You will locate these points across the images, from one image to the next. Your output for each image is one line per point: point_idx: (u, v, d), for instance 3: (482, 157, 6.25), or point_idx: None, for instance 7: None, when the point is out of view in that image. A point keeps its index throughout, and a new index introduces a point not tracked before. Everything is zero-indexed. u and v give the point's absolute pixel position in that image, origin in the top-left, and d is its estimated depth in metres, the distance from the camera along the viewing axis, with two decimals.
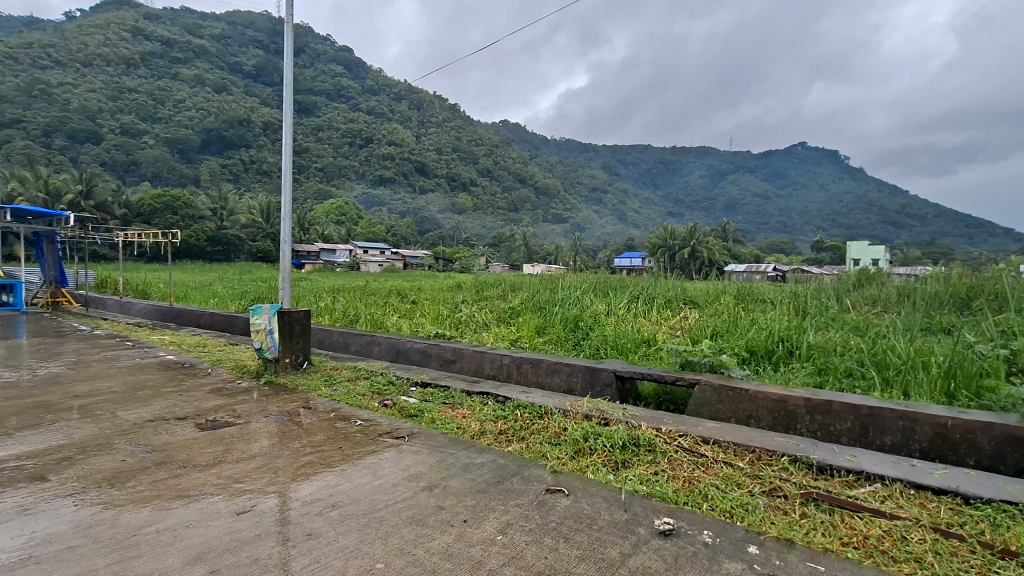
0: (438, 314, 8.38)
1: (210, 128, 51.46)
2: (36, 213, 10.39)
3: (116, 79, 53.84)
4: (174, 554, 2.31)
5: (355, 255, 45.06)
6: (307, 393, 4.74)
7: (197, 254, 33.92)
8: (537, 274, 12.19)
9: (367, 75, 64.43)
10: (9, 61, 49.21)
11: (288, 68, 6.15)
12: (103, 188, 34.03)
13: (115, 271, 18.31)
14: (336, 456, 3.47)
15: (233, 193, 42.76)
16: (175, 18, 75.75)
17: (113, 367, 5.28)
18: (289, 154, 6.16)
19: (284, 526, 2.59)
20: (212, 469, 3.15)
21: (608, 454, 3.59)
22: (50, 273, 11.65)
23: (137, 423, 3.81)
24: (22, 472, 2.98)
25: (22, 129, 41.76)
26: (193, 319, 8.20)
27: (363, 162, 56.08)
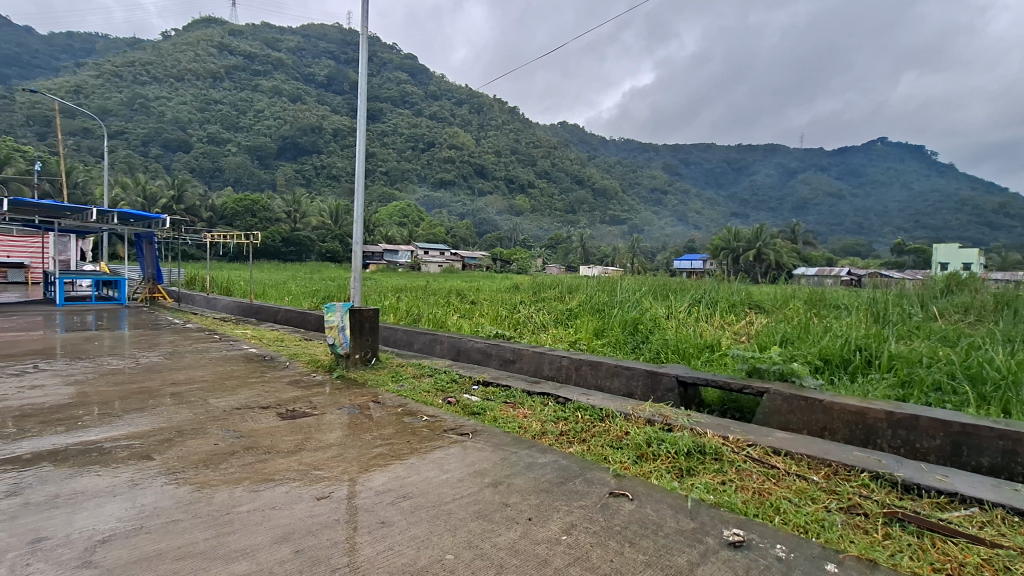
0: (496, 314, 8.50)
1: (286, 135, 54.66)
2: (138, 216, 11.38)
3: (205, 92, 58.29)
4: (263, 532, 2.48)
5: (416, 256, 46.44)
6: (376, 388, 4.96)
7: (273, 253, 36.10)
8: (598, 276, 12.08)
9: (430, 82, 66.21)
10: (115, 78, 54.45)
11: (363, 77, 6.41)
12: (192, 194, 36.94)
13: (202, 269, 19.81)
14: (404, 448, 3.62)
15: (305, 196, 45.18)
16: (255, 33, 80.83)
17: (203, 358, 5.76)
18: (362, 159, 6.40)
19: (357, 514, 2.72)
20: (294, 456, 3.37)
21: (671, 460, 3.53)
22: (148, 270, 12.77)
23: (226, 410, 4.13)
24: (131, 450, 3.31)
25: (125, 140, 46.09)
26: (271, 314, 8.76)
27: (425, 165, 57.65)
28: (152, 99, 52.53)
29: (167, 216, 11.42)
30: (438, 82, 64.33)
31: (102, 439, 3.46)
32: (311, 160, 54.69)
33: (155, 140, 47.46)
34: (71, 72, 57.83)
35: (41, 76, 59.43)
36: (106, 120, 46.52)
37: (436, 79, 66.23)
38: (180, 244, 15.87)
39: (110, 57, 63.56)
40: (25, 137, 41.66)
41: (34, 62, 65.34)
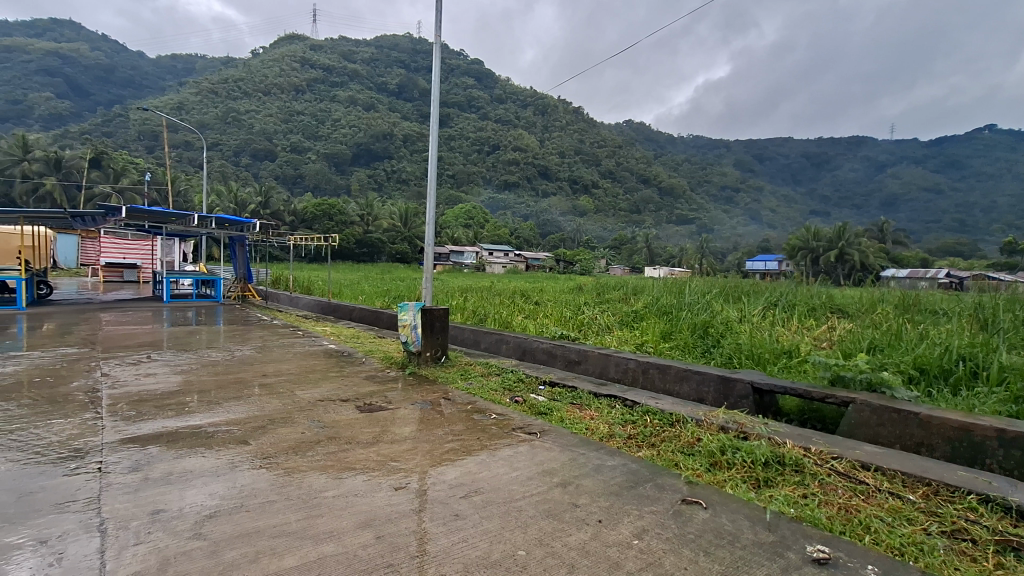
0: (561, 315, 8.51)
1: (360, 142, 57.33)
2: (232, 221, 12.34)
3: (288, 104, 62.33)
4: (348, 517, 2.65)
5: (481, 257, 47.40)
6: (446, 385, 5.11)
7: (347, 255, 37.89)
8: (666, 278, 11.73)
9: (495, 85, 67.14)
10: (212, 95, 59.48)
11: (436, 85, 6.63)
12: (277, 200, 39.65)
13: (286, 271, 21.25)
14: (475, 444, 3.72)
15: (377, 200, 47.21)
16: (334, 46, 85.18)
17: (290, 352, 6.20)
18: (435, 163, 6.69)
19: (430, 506, 2.82)
20: (373, 447, 3.56)
21: (747, 470, 3.38)
22: (241, 270, 13.88)
23: (311, 401, 4.42)
24: (231, 435, 3.61)
25: (219, 151, 50.15)
26: (347, 313, 9.28)
27: (490, 168, 58.77)
28: (243, 112, 56.89)
29: (257, 222, 12.33)
30: (504, 87, 65.13)
31: (206, 423, 3.81)
32: (382, 165, 56.84)
33: (244, 150, 51.34)
34: (177, 91, 63.80)
35: (152, 96, 65.98)
36: (204, 133, 50.89)
37: (502, 83, 67.08)
38: (268, 247, 17.09)
39: (209, 75, 69.51)
40: (138, 151, 46.40)
41: (146, 83, 72.84)
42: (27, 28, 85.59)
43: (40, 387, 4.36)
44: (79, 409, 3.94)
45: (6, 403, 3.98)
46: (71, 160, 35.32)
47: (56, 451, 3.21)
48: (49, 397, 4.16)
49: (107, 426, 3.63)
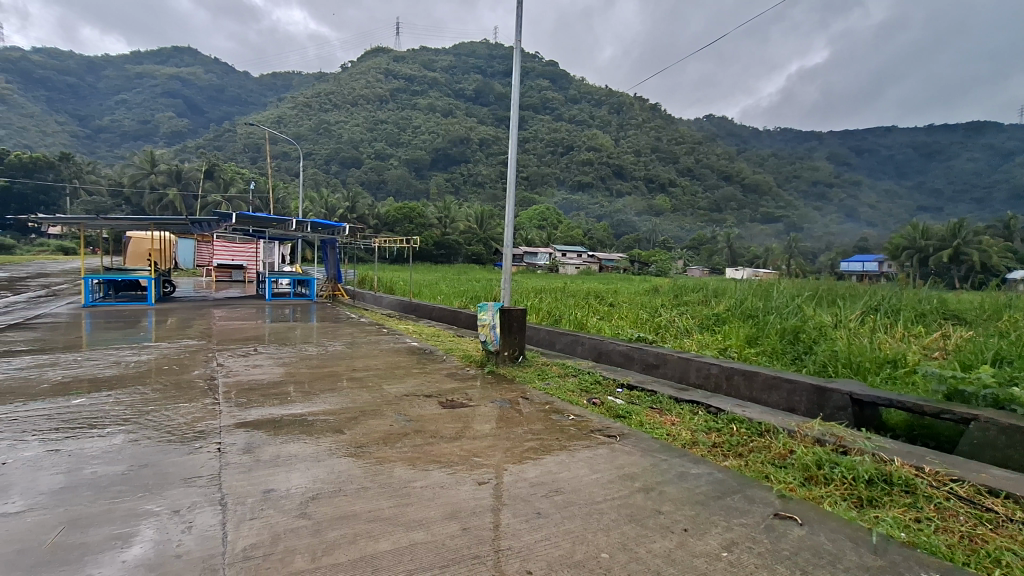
0: (637, 317, 8.34)
1: (438, 147, 59.02)
2: (324, 225, 13.25)
3: (373, 114, 65.67)
4: (435, 507, 2.76)
5: (554, 257, 47.29)
6: (524, 385, 5.18)
7: (426, 257, 39.27)
8: (748, 279, 11.10)
9: (570, 86, 66.84)
10: (307, 108, 64.06)
11: (516, 90, 6.77)
12: (363, 204, 41.85)
13: (374, 271, 22.49)
14: (554, 444, 3.75)
15: (455, 203, 48.51)
16: (415, 55, 88.41)
17: (376, 349, 6.55)
18: (514, 165, 6.81)
19: (509, 503, 2.88)
20: (456, 442, 3.69)
21: (848, 487, 3.13)
22: (331, 271, 14.84)
23: (398, 396, 4.65)
24: (327, 425, 3.88)
25: (312, 160, 53.97)
26: (427, 312, 9.63)
27: (563, 169, 58.67)
28: (333, 123, 60.57)
29: (345, 225, 13.08)
30: (579, 89, 64.66)
31: (305, 413, 4.11)
32: (460, 169, 58.12)
33: (334, 159, 54.82)
34: (277, 106, 69.31)
35: (256, 111, 72.14)
36: (299, 143, 54.86)
37: (577, 83, 66.55)
38: (355, 249, 18.11)
39: (304, 90, 74.81)
40: (243, 162, 50.93)
41: (250, 98, 79.71)
42: (156, 56, 97.01)
43: (168, 374, 4.95)
44: (201, 395, 4.40)
45: (143, 387, 4.54)
46: (189, 172, 39.52)
47: (184, 432, 3.61)
48: (176, 383, 4.69)
49: (224, 411, 4.04)
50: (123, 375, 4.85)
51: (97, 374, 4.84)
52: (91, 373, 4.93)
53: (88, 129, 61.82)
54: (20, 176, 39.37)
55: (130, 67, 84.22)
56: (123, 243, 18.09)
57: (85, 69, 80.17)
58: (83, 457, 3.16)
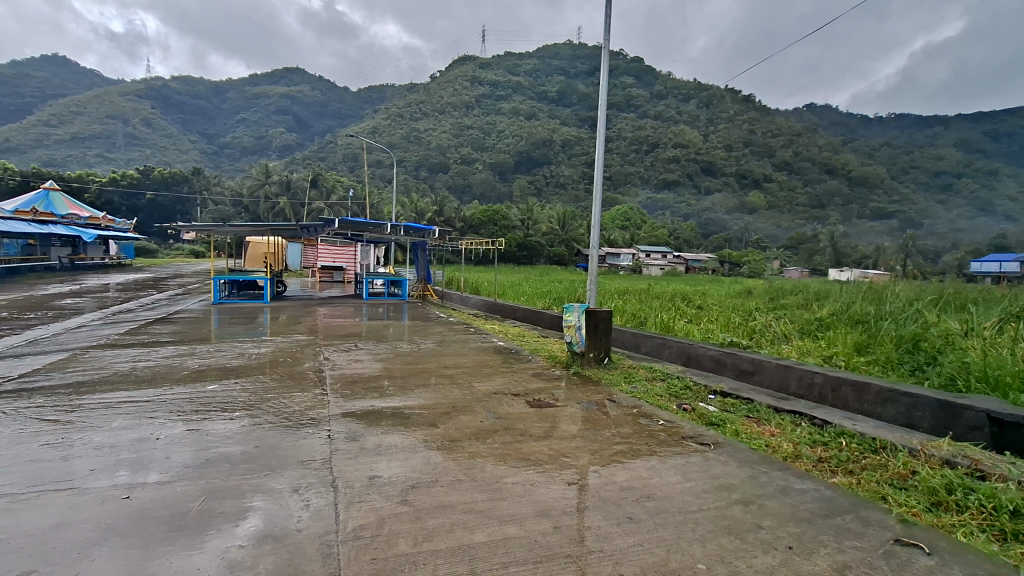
0: (729, 321, 7.92)
1: (522, 150, 59.21)
2: (415, 228, 13.93)
3: (459, 120, 67.60)
4: (527, 504, 2.82)
5: (638, 258, 45.90)
6: (610, 387, 5.12)
7: (509, 259, 39.66)
8: (860, 281, 10.07)
9: (656, 82, 64.81)
10: (398, 118, 67.48)
11: (604, 91, 6.71)
12: (449, 208, 43.15)
13: (462, 272, 23.30)
14: (644, 448, 3.68)
15: (537, 205, 48.68)
16: (499, 60, 89.82)
17: (465, 347, 6.79)
18: (602, 164, 6.75)
19: (596, 504, 2.87)
20: (545, 441, 3.74)
21: (986, 518, 2.77)
22: (422, 272, 15.57)
23: (486, 393, 4.80)
24: (421, 419, 4.08)
25: (403, 167, 56.77)
26: (512, 313, 9.82)
27: (648, 167, 56.96)
28: (422, 130, 63.17)
29: (436, 228, 13.65)
30: (666, 85, 62.44)
31: (401, 407, 4.34)
32: (542, 171, 58.06)
33: (423, 165, 57.30)
34: (372, 118, 73.63)
35: (354, 124, 77.18)
36: (391, 152, 57.94)
37: (664, 79, 64.33)
38: (444, 251, 18.80)
39: (396, 101, 78.74)
40: (342, 172, 54.74)
41: (349, 111, 85.35)
42: (271, 78, 107.25)
43: (282, 366, 5.43)
44: (312, 386, 4.82)
45: (264, 376, 5.06)
46: (297, 182, 43.21)
47: (299, 419, 3.98)
48: (290, 374, 5.17)
49: (332, 401, 4.39)
50: (245, 365, 5.42)
51: (225, 364, 5.46)
52: (221, 362, 5.56)
53: (214, 146, 69.64)
54: (161, 190, 45.20)
55: (250, 89, 93.66)
56: (244, 247, 20.24)
57: (213, 93, 90.23)
58: (215, 437, 3.59)
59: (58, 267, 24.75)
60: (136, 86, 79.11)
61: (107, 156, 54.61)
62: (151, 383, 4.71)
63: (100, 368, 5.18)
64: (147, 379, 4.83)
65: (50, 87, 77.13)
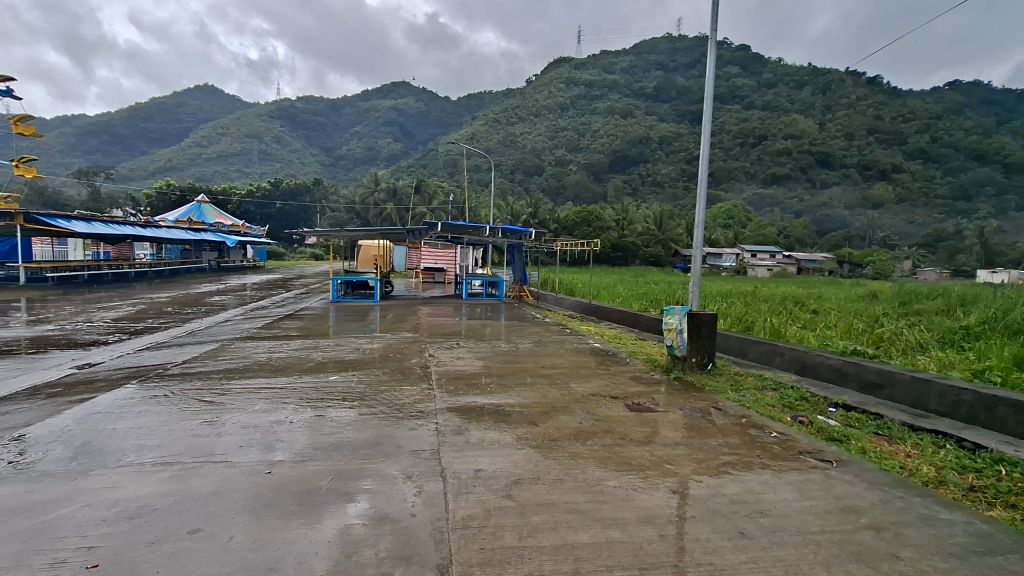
0: (852, 327, 7.17)
1: (617, 149, 57.72)
2: (513, 230, 14.22)
3: (554, 122, 67.65)
4: (629, 510, 2.78)
5: (742, 259, 43.18)
6: (714, 395, 4.87)
7: (604, 260, 38.89)
8: (1019, 284, 8.60)
9: (765, 71, 60.26)
10: (496, 123, 69.11)
11: (710, 84, 6.42)
12: (544, 209, 43.24)
13: (557, 272, 23.38)
14: (756, 461, 3.47)
15: (633, 204, 47.29)
16: (595, 59, 88.48)
17: (562, 348, 6.82)
18: (706, 161, 6.45)
19: (701, 516, 2.74)
20: (647, 446, 3.65)
21: None
22: (517, 274, 15.88)
23: (584, 395, 4.78)
24: (521, 417, 4.16)
25: (500, 171, 58.05)
26: (607, 314, 9.70)
27: (754, 162, 52.49)
28: (518, 134, 64.17)
29: (532, 230, 13.76)
30: (777, 75, 57.80)
31: (501, 405, 4.46)
32: (638, 170, 56.10)
33: (519, 169, 58.16)
34: (470, 125, 76.05)
35: (454, 131, 80.25)
36: (488, 156, 59.48)
37: (775, 67, 59.57)
38: (541, 253, 18.97)
39: (492, 107, 80.67)
40: (443, 178, 57.17)
41: (449, 119, 88.78)
42: (380, 92, 114.85)
43: (392, 361, 5.82)
44: (419, 380, 5.13)
45: (376, 370, 5.46)
46: (402, 189, 45.91)
47: (408, 411, 4.24)
48: (399, 369, 5.53)
49: (437, 396, 4.63)
50: (360, 359, 5.88)
51: (343, 357, 5.96)
52: (339, 355, 6.08)
53: (331, 158, 76.18)
54: (288, 199, 50.37)
55: (362, 104, 101.17)
56: (356, 250, 21.94)
57: (331, 109, 98.78)
58: (337, 422, 3.96)
59: (209, 269, 28.47)
60: (269, 108, 88.81)
61: (245, 171, 61.94)
62: (284, 372, 5.31)
63: (243, 357, 5.89)
64: (282, 368, 5.45)
65: (202, 113, 89.21)
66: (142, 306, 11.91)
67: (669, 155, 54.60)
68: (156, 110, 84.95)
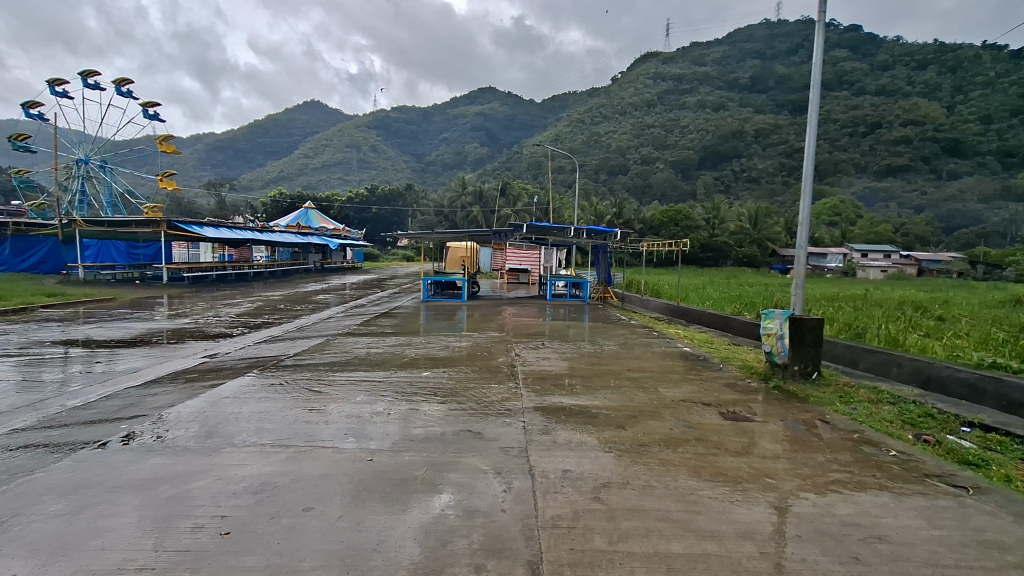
0: (988, 337, 6.29)
1: (708, 145, 54.77)
2: (598, 230, 14.00)
3: (640, 119, 65.79)
4: (726, 523, 2.64)
5: (851, 259, 39.63)
6: (820, 407, 4.49)
7: (693, 261, 37.17)
8: None
9: (880, 53, 54.37)
10: (580, 124, 68.50)
11: (817, 70, 5.94)
12: (629, 210, 42.13)
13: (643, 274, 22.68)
14: (872, 481, 3.15)
15: (725, 202, 44.72)
16: (684, 53, 84.79)
17: (649, 351, 6.64)
18: (812, 153, 5.97)
19: (804, 535, 2.56)
20: (744, 458, 3.45)
21: None
22: (602, 275, 15.64)
23: (673, 400, 4.62)
24: (609, 420, 4.11)
25: (584, 172, 57.50)
26: (697, 317, 9.30)
27: (866, 153, 46.81)
28: (603, 134, 63.14)
29: (617, 231, 13.45)
30: (894, 56, 51.99)
31: (587, 406, 4.43)
32: (730, 165, 52.99)
33: (603, 169, 57.24)
34: (553, 126, 76.06)
35: (538, 134, 80.72)
36: (572, 157, 59.09)
37: (892, 48, 53.56)
38: (626, 254, 18.51)
39: (576, 108, 80.06)
40: (527, 180, 57.65)
41: (533, 121, 89.18)
42: (467, 99, 118.25)
43: (480, 360, 5.98)
44: (506, 378, 5.24)
45: (464, 368, 5.63)
46: (488, 192, 46.91)
47: (495, 408, 4.34)
48: (487, 367, 5.68)
49: (524, 395, 4.71)
50: (450, 357, 6.11)
51: (434, 354, 6.23)
52: (432, 352, 6.38)
53: (421, 164, 79.73)
54: (382, 204, 53.43)
55: (450, 111, 104.63)
56: (444, 251, 22.79)
57: (421, 118, 103.39)
58: (430, 416, 4.15)
59: (314, 269, 30.96)
60: (366, 119, 94.77)
61: (345, 179, 66.55)
62: (381, 366, 5.64)
63: (344, 352, 6.34)
64: (379, 362, 5.80)
65: (309, 126, 97.05)
66: (259, 303, 13.20)
67: (766, 149, 51.05)
68: (271, 126, 93.73)
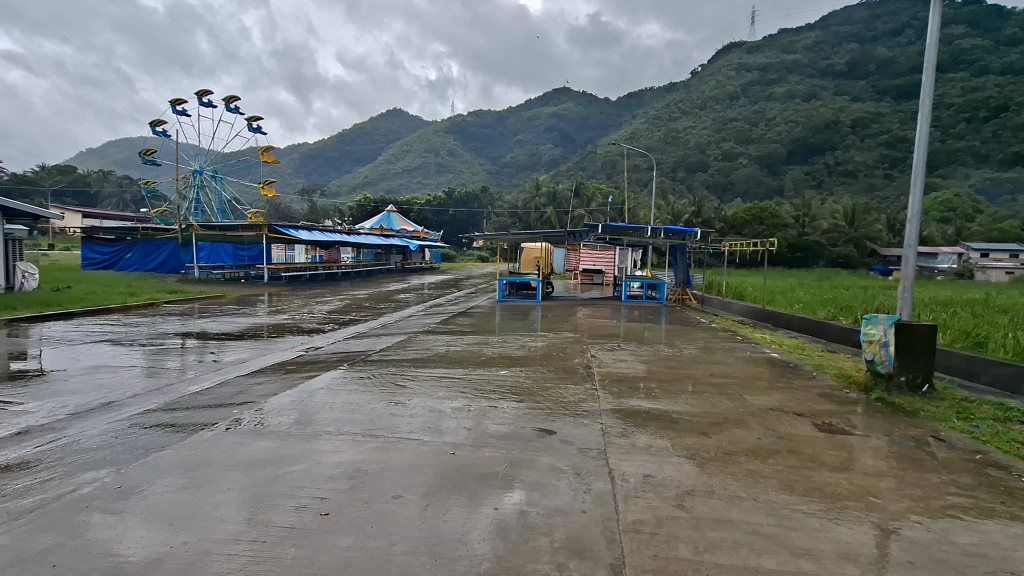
0: None
1: (797, 138, 50.71)
2: (676, 230, 13.49)
3: (721, 113, 62.83)
4: (824, 541, 2.47)
5: (967, 259, 35.64)
6: (933, 423, 4.06)
7: (780, 261, 35.00)
8: None
9: (1007, 27, 47.96)
10: (657, 120, 66.52)
11: (930, 53, 5.38)
12: (709, 209, 40.36)
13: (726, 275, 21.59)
14: (1000, 508, 2.81)
15: (816, 199, 41.62)
16: (772, 41, 79.64)
17: (733, 356, 6.34)
18: (924, 143, 5.41)
19: (914, 563, 2.32)
20: (844, 473, 3.21)
21: None
22: (680, 276, 15.08)
23: (762, 408, 4.38)
24: (690, 426, 3.97)
25: (660, 170, 55.80)
26: (785, 321, 8.75)
27: (988, 139, 41.11)
28: (681, 130, 60.91)
29: (696, 229, 12.86)
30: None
31: (668, 410, 4.31)
32: (823, 158, 49.18)
33: (681, 166, 55.20)
34: (629, 125, 74.52)
35: (613, 132, 79.38)
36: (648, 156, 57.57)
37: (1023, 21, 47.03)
38: (706, 254, 17.73)
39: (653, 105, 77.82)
40: (602, 180, 56.89)
41: (608, 120, 87.68)
42: (542, 100, 118.50)
43: (555, 359, 6.01)
44: (582, 379, 5.22)
45: (540, 367, 5.68)
46: (562, 193, 46.78)
47: (572, 409, 4.33)
48: (563, 367, 5.69)
49: (601, 396, 4.67)
50: (526, 356, 6.17)
51: (511, 353, 6.34)
52: (508, 351, 6.49)
53: (496, 167, 81.02)
54: (458, 207, 54.97)
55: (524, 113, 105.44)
56: (519, 252, 23.00)
57: (496, 121, 105.04)
58: (507, 414, 4.21)
59: (395, 270, 32.40)
60: (444, 124, 97.82)
61: (423, 183, 69.13)
62: (460, 364, 5.82)
63: (424, 349, 6.60)
64: (458, 360, 5.99)
65: (391, 133, 101.72)
66: (348, 301, 14.08)
67: (864, 139, 46.88)
68: (357, 134, 99.29)
